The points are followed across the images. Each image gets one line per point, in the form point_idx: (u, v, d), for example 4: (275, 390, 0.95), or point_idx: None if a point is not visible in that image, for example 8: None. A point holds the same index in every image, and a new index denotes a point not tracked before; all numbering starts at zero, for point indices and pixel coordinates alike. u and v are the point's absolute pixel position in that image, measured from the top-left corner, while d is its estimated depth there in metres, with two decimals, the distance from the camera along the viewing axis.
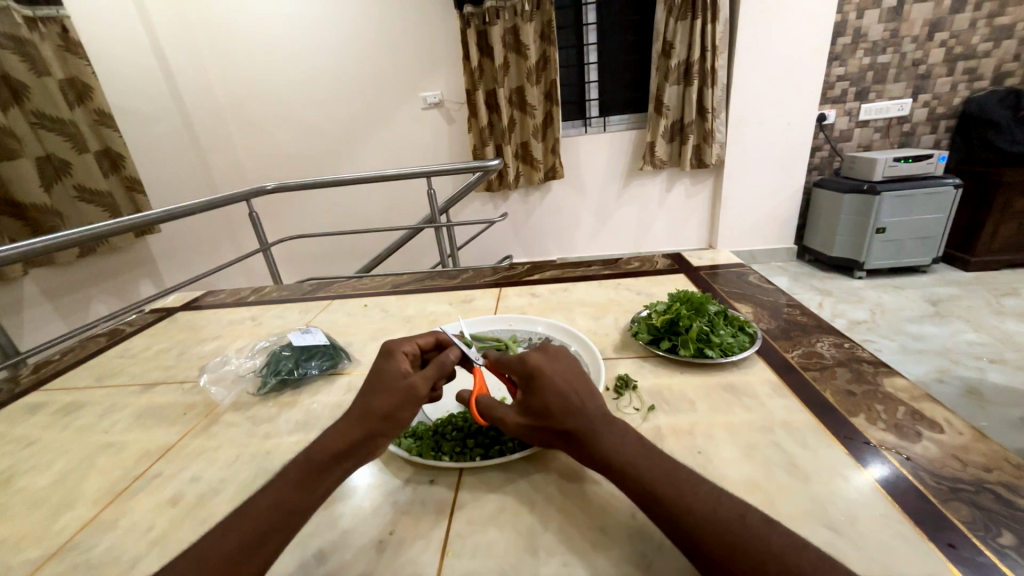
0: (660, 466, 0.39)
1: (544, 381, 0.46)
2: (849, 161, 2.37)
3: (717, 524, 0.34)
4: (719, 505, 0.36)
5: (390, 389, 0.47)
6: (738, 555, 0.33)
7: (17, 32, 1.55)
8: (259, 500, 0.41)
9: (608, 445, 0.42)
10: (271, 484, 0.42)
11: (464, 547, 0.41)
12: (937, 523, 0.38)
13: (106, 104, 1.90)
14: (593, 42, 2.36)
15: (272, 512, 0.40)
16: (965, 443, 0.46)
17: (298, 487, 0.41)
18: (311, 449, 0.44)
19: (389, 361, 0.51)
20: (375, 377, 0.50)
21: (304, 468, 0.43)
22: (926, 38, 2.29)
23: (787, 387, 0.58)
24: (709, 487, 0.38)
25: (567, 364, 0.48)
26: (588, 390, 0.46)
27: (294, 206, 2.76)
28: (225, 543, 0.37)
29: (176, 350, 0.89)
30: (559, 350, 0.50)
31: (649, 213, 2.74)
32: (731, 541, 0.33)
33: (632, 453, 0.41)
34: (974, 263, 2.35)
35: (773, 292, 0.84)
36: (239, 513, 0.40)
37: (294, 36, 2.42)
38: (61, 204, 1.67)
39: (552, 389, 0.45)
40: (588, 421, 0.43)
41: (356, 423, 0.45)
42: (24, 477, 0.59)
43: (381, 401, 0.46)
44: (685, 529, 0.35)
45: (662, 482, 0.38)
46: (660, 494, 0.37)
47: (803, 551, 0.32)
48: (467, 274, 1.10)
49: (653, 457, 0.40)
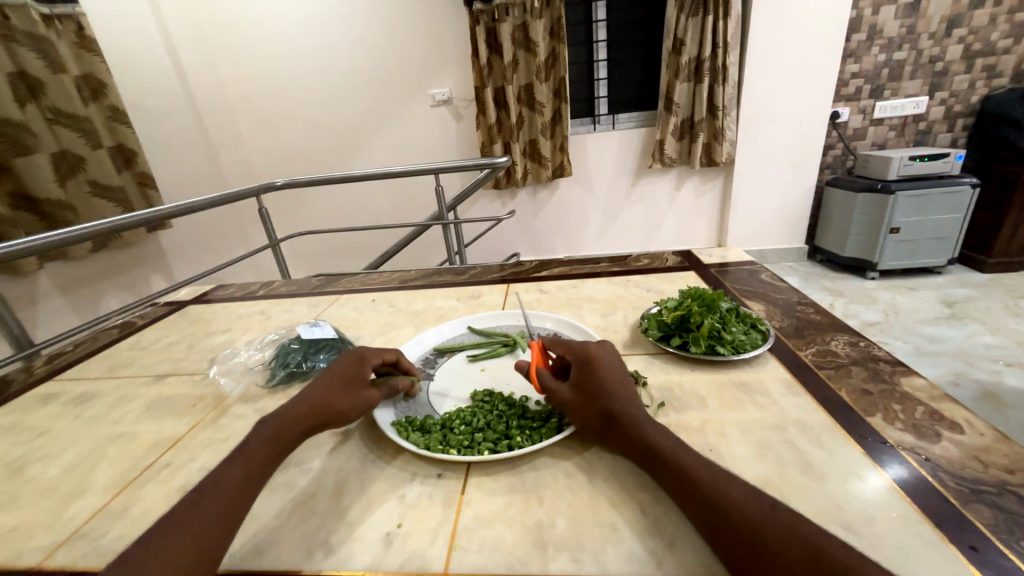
0: (697, 457, 0.41)
1: (600, 365, 0.51)
2: (863, 160, 2.33)
3: (749, 507, 0.35)
4: (750, 493, 0.37)
5: (353, 394, 0.53)
6: (764, 535, 0.33)
7: (34, 29, 1.58)
8: (224, 473, 0.42)
9: (648, 432, 0.44)
10: (231, 458, 0.44)
11: (472, 542, 0.40)
12: (958, 525, 0.37)
13: (120, 101, 1.92)
14: (603, 39, 2.34)
15: (246, 480, 0.42)
16: (986, 444, 0.45)
17: (264, 458, 0.44)
18: (263, 428, 0.47)
19: (356, 366, 0.56)
20: (340, 373, 0.55)
21: (268, 443, 0.45)
22: (943, 34, 2.24)
23: (800, 386, 0.57)
24: (740, 480, 0.38)
25: (620, 363, 0.53)
26: (632, 388, 0.50)
27: (303, 203, 2.78)
28: (205, 508, 0.38)
29: (186, 343, 0.89)
30: (615, 352, 0.55)
31: (658, 212, 2.72)
32: (760, 523, 0.34)
33: (669, 442, 0.42)
34: (990, 264, 2.30)
35: (785, 289, 0.83)
36: (207, 485, 0.41)
37: (304, 34, 2.44)
38: (74, 199, 1.69)
39: (605, 373, 0.50)
40: (630, 406, 0.46)
41: (312, 412, 0.49)
42: (37, 465, 0.59)
43: (342, 401, 0.52)
44: (717, 509, 0.36)
45: (699, 469, 0.39)
46: (695, 477, 0.38)
47: (828, 539, 0.32)
48: (475, 270, 1.10)
49: (691, 451, 0.42)
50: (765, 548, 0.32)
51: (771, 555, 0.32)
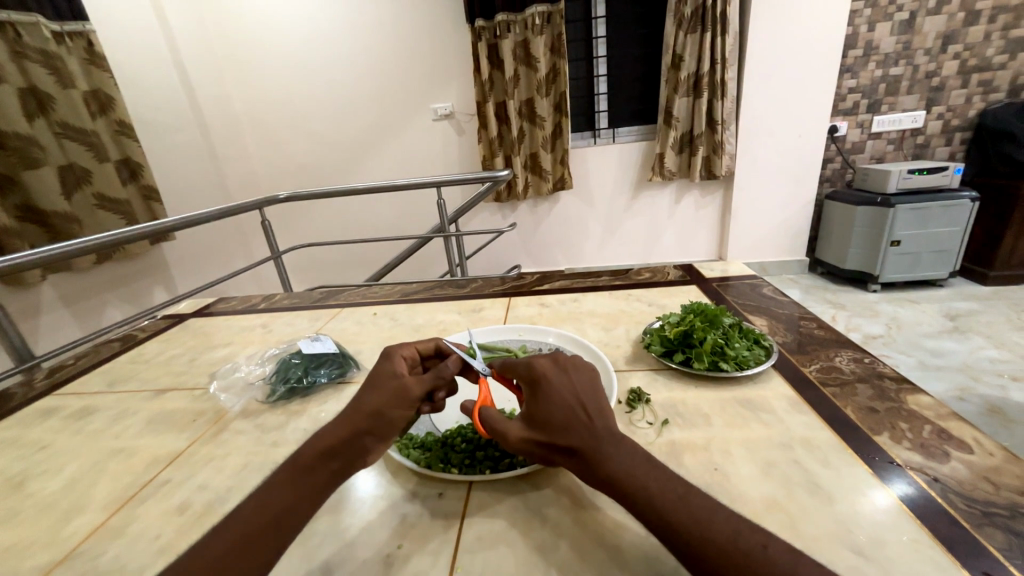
0: (674, 489, 0.38)
1: (551, 389, 0.45)
2: (862, 173, 2.35)
3: (738, 554, 0.33)
4: (737, 532, 0.34)
5: (383, 388, 0.47)
6: None
7: (46, 46, 1.61)
8: (241, 506, 0.40)
9: (616, 464, 0.40)
10: (260, 488, 0.41)
11: (473, 564, 0.40)
12: (971, 549, 0.36)
13: (127, 115, 1.95)
14: (603, 54, 2.38)
15: (269, 518, 0.39)
16: (996, 464, 0.45)
17: (290, 489, 0.41)
18: (302, 449, 0.44)
19: (387, 362, 0.51)
20: (371, 377, 0.50)
21: (294, 469, 0.42)
22: (939, 50, 2.27)
23: (806, 403, 0.56)
24: (723, 513, 0.36)
25: (579, 372, 0.47)
26: (597, 404, 0.44)
27: (305, 215, 2.80)
28: (219, 550, 0.37)
29: (187, 356, 0.89)
30: (571, 361, 0.49)
31: (658, 225, 2.73)
32: (748, 574, 0.32)
33: (641, 476, 0.39)
34: (993, 276, 2.30)
35: (787, 304, 0.83)
36: (231, 521, 0.39)
37: (310, 49, 2.48)
38: (80, 211, 1.70)
39: (556, 401, 0.44)
40: (593, 438, 0.41)
41: (348, 421, 0.45)
42: (36, 480, 0.59)
43: (374, 400, 0.46)
44: (699, 558, 0.34)
45: (677, 507, 0.36)
46: (675, 521, 0.36)
47: None
48: (476, 283, 1.10)
49: (664, 479, 0.39)
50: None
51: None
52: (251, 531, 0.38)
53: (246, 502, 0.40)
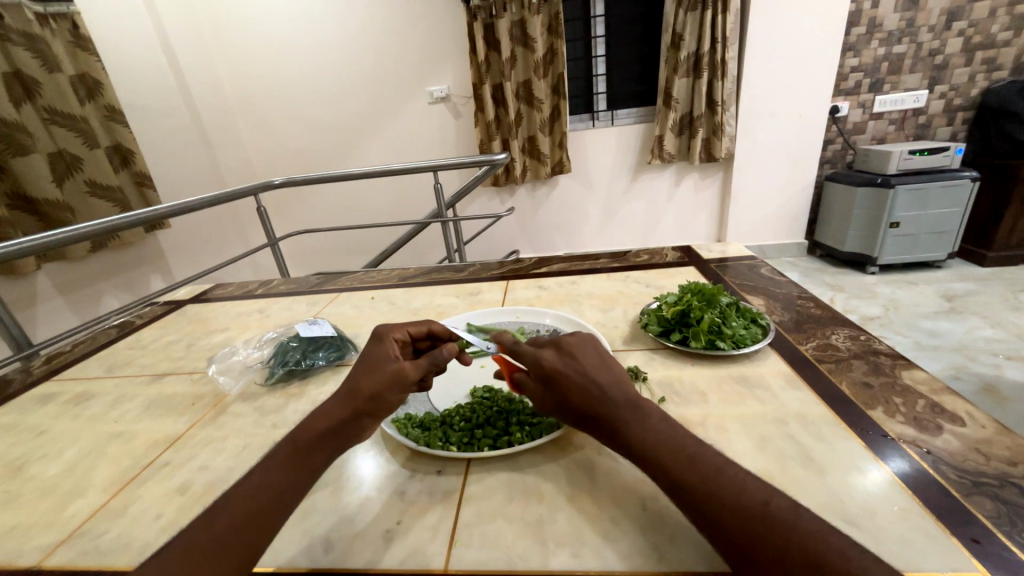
0: (683, 449, 0.38)
1: (564, 374, 0.44)
2: (863, 154, 2.32)
3: (740, 509, 0.33)
4: (742, 489, 0.35)
5: (380, 370, 0.47)
6: (759, 539, 0.32)
7: (28, 28, 1.56)
8: (242, 484, 0.40)
9: (630, 428, 0.41)
10: (259, 465, 0.42)
11: (472, 538, 0.40)
12: (961, 518, 0.37)
13: (116, 100, 1.91)
14: (601, 34, 2.33)
15: (268, 493, 0.39)
16: (988, 436, 0.45)
17: (290, 466, 0.41)
18: (300, 428, 0.44)
19: (379, 345, 0.51)
20: (365, 360, 0.49)
21: (294, 447, 0.43)
22: (943, 27, 2.23)
23: (802, 380, 0.56)
24: (730, 471, 0.36)
25: (586, 350, 0.46)
26: (611, 377, 0.44)
27: (302, 201, 2.77)
28: (220, 525, 0.37)
29: (185, 342, 0.89)
30: (577, 339, 0.47)
31: (657, 208, 2.71)
32: (751, 526, 0.32)
33: (653, 438, 0.40)
34: (991, 257, 2.30)
35: (785, 284, 0.82)
36: (227, 499, 0.39)
37: (301, 31, 2.43)
38: (72, 199, 1.68)
39: (573, 386, 0.43)
40: (614, 410, 0.42)
41: (344, 402, 0.45)
42: (36, 464, 0.59)
43: (370, 382, 0.46)
44: (705, 512, 0.34)
45: (684, 465, 0.37)
46: (682, 477, 0.37)
47: (831, 541, 0.31)
48: (474, 267, 1.10)
49: (677, 442, 0.39)
50: (761, 559, 0.31)
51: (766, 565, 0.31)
52: (249, 505, 0.38)
53: (247, 479, 0.41)
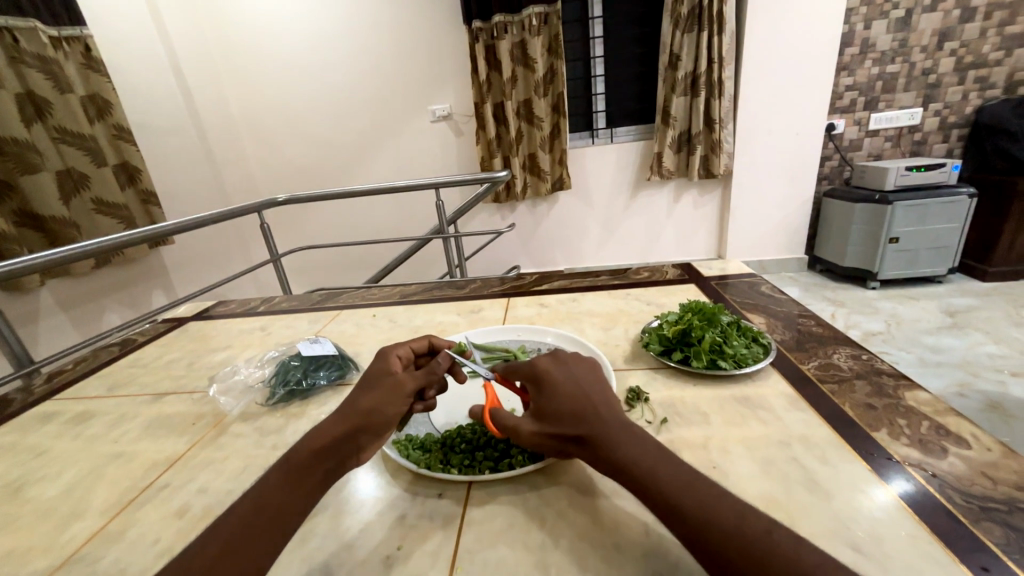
0: (682, 475, 0.38)
1: (557, 381, 0.47)
2: (860, 171, 2.35)
3: (745, 539, 0.33)
4: (745, 518, 0.35)
5: (377, 387, 0.48)
6: (765, 568, 0.31)
7: (43, 52, 1.61)
8: (240, 507, 0.40)
9: (626, 449, 0.41)
10: (253, 490, 0.42)
11: (474, 564, 0.40)
12: (969, 545, 0.37)
13: (125, 120, 1.94)
14: (600, 54, 2.38)
15: (264, 519, 0.39)
16: (994, 459, 0.45)
17: (283, 489, 0.41)
18: (297, 448, 0.44)
19: (380, 362, 0.52)
20: (365, 378, 0.51)
21: (288, 469, 0.42)
22: (935, 47, 2.28)
23: (804, 400, 0.56)
24: (731, 500, 0.36)
25: (581, 366, 0.49)
26: (602, 395, 0.46)
27: (305, 218, 2.80)
28: (217, 549, 0.37)
29: (186, 360, 0.89)
30: (573, 359, 0.51)
31: (657, 224, 2.73)
32: (756, 557, 0.32)
33: (650, 464, 0.39)
34: (992, 273, 2.30)
35: (786, 302, 0.83)
36: (224, 523, 0.39)
37: (308, 52, 2.49)
38: (78, 216, 1.70)
39: (561, 394, 0.45)
40: (602, 425, 0.43)
41: (341, 421, 0.45)
42: (35, 486, 0.59)
43: (367, 398, 0.47)
44: (706, 542, 0.34)
45: (685, 492, 0.37)
46: (679, 503, 0.36)
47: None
48: (475, 284, 1.10)
49: (672, 466, 0.39)
50: None
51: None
52: (246, 531, 0.38)
53: (242, 505, 0.40)
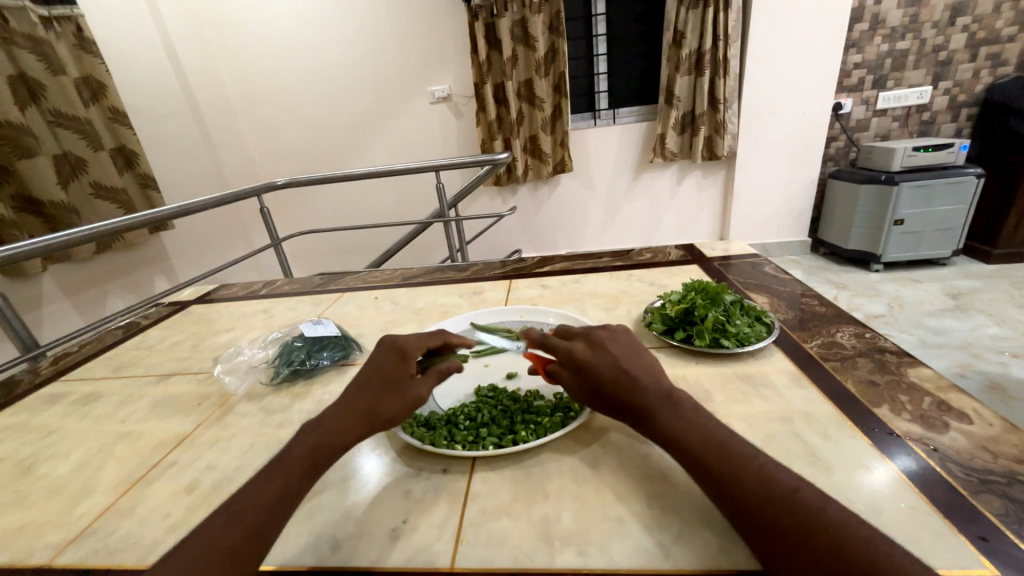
0: (711, 439, 0.40)
1: (595, 361, 0.47)
2: (867, 151, 2.31)
3: (770, 493, 0.34)
4: (767, 477, 0.36)
5: (397, 395, 0.48)
6: (787, 520, 0.33)
7: (33, 32, 1.57)
8: (252, 487, 0.41)
9: (662, 415, 0.42)
10: (269, 467, 0.43)
11: (478, 536, 0.40)
12: (968, 516, 0.37)
13: (121, 102, 1.91)
14: (603, 32, 2.33)
15: (277, 496, 0.40)
16: (995, 434, 0.45)
17: (299, 469, 0.42)
18: (311, 435, 0.45)
19: (398, 361, 0.51)
20: (378, 376, 0.50)
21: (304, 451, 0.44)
22: (947, 23, 2.22)
23: (806, 377, 0.56)
24: (756, 462, 0.37)
25: (617, 342, 0.49)
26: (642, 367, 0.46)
27: (304, 202, 2.78)
28: (229, 527, 0.37)
29: (190, 342, 0.90)
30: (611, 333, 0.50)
31: (659, 207, 2.71)
32: (779, 509, 0.33)
33: (687, 428, 0.41)
34: (996, 255, 2.28)
35: (790, 282, 0.82)
36: (235, 502, 0.40)
37: (304, 32, 2.43)
38: (77, 201, 1.69)
39: (607, 372, 0.46)
40: (645, 396, 0.44)
41: (355, 415, 0.47)
42: (45, 464, 0.60)
43: (388, 406, 0.48)
44: (734, 496, 0.36)
45: (713, 453, 0.38)
46: (712, 462, 0.38)
47: (856, 527, 0.32)
48: (477, 266, 1.10)
49: (709, 432, 0.40)
50: (785, 538, 0.32)
51: (790, 546, 0.32)
52: (260, 514, 0.39)
53: (254, 485, 0.41)
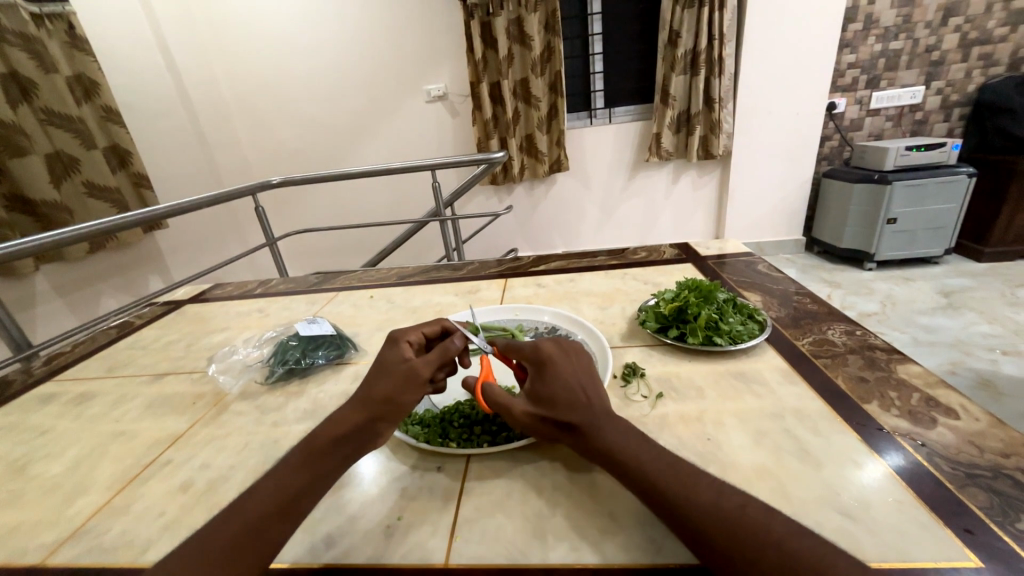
0: (662, 457, 0.40)
1: (551, 387, 0.45)
2: (860, 151, 2.33)
3: (719, 514, 0.34)
4: (719, 496, 0.36)
5: (393, 374, 0.48)
6: (738, 544, 0.32)
7: (24, 29, 1.56)
8: (258, 486, 0.41)
9: (612, 441, 0.41)
10: (273, 470, 0.42)
11: (472, 532, 0.41)
12: (954, 508, 0.38)
13: (113, 100, 1.90)
14: (599, 31, 2.33)
15: (276, 496, 0.39)
16: (982, 428, 0.46)
17: (303, 472, 0.42)
18: (316, 432, 0.45)
19: (391, 349, 0.51)
20: (378, 365, 0.50)
21: (307, 452, 0.43)
22: (940, 23, 2.24)
23: (797, 374, 0.57)
24: (709, 481, 0.37)
25: (568, 362, 0.47)
26: (593, 385, 0.46)
27: (300, 201, 2.78)
28: (236, 526, 0.37)
29: (185, 342, 0.89)
30: (579, 348, 0.50)
31: (655, 206, 2.72)
32: (732, 531, 0.33)
33: (633, 448, 0.41)
34: (987, 253, 2.31)
35: (783, 280, 0.83)
36: (243, 499, 0.40)
37: (298, 29, 2.41)
38: (69, 200, 1.68)
39: (559, 380, 0.46)
40: (590, 414, 0.43)
41: (359, 408, 0.46)
42: (38, 464, 0.59)
43: (384, 387, 0.47)
44: (685, 521, 0.35)
45: (666, 474, 0.38)
46: (662, 485, 0.37)
47: (810, 541, 0.32)
48: (472, 265, 1.10)
49: (655, 451, 0.40)
50: (738, 563, 0.32)
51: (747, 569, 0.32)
52: (265, 512, 0.38)
53: (262, 483, 0.41)
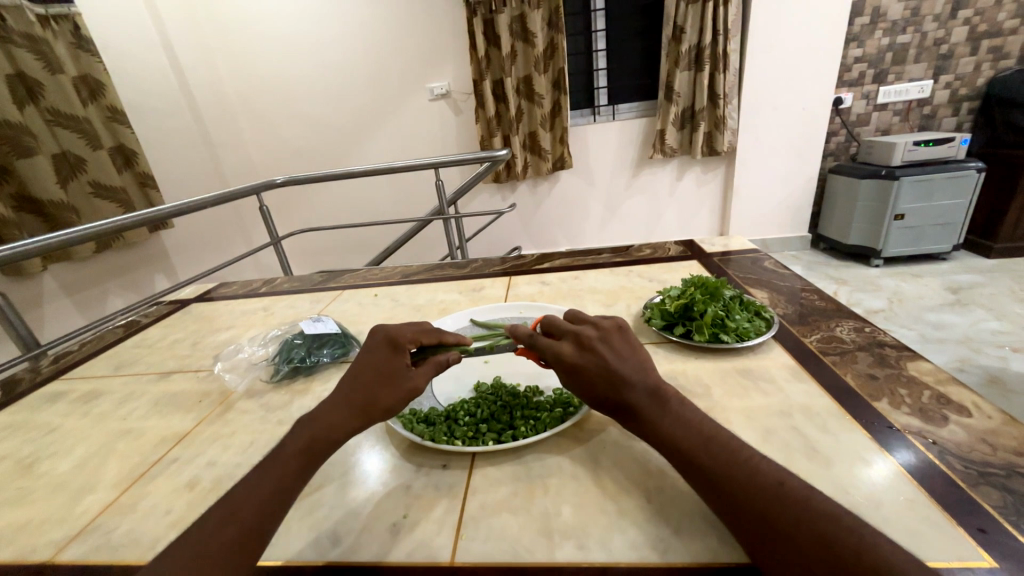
0: (702, 431, 0.41)
1: (590, 386, 0.45)
2: (867, 146, 2.31)
3: (755, 489, 0.35)
4: (754, 470, 0.37)
5: (395, 386, 0.48)
6: (771, 516, 0.33)
7: (31, 31, 1.57)
8: (249, 482, 0.41)
9: (656, 419, 0.42)
10: (262, 466, 0.42)
11: (478, 531, 0.40)
12: (966, 507, 0.37)
13: (119, 101, 1.91)
14: (602, 28, 2.32)
15: (266, 492, 0.40)
16: (994, 426, 0.45)
17: (291, 469, 0.42)
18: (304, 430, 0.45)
19: (391, 354, 0.50)
20: (375, 366, 0.49)
21: (295, 448, 0.43)
22: (948, 16, 2.21)
23: (806, 371, 0.56)
24: (744, 457, 0.38)
25: (595, 357, 0.46)
26: (631, 366, 0.45)
27: (304, 200, 2.78)
28: (226, 522, 0.37)
29: (191, 340, 0.90)
30: (600, 332, 0.48)
31: (659, 203, 2.70)
32: (765, 505, 0.34)
33: (674, 426, 0.41)
34: (996, 249, 2.28)
35: (790, 277, 0.82)
36: (233, 495, 0.40)
37: (301, 28, 2.42)
38: (77, 201, 1.69)
39: (594, 380, 0.45)
40: (635, 397, 0.43)
41: (352, 413, 0.46)
42: (46, 461, 0.60)
43: (385, 397, 0.47)
44: (721, 494, 0.36)
45: (702, 449, 0.39)
46: (698, 459, 0.39)
47: (843, 516, 0.32)
48: (476, 263, 1.10)
49: (695, 428, 0.41)
50: (770, 535, 0.33)
51: (780, 542, 0.32)
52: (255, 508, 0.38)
53: (252, 479, 0.41)
